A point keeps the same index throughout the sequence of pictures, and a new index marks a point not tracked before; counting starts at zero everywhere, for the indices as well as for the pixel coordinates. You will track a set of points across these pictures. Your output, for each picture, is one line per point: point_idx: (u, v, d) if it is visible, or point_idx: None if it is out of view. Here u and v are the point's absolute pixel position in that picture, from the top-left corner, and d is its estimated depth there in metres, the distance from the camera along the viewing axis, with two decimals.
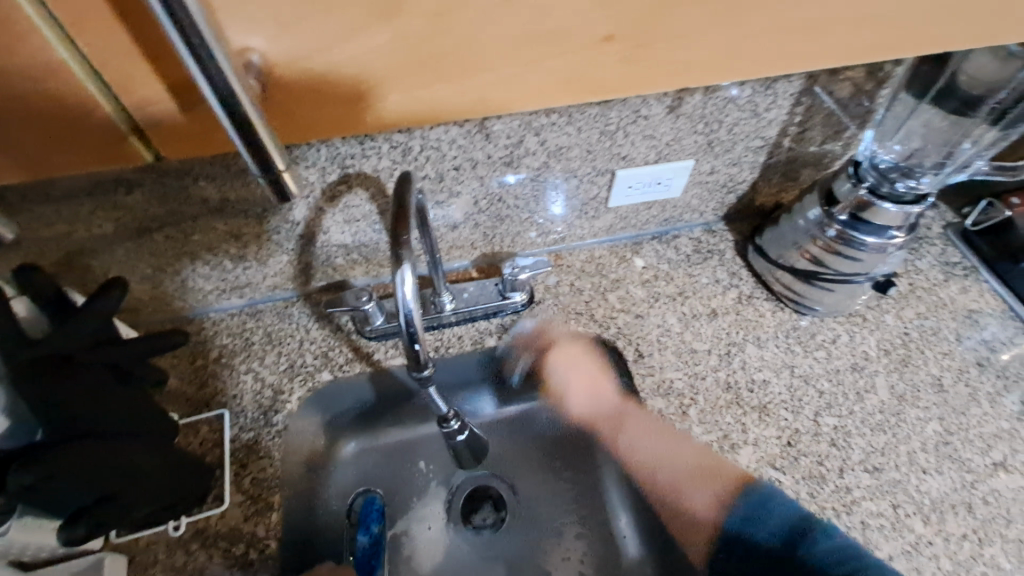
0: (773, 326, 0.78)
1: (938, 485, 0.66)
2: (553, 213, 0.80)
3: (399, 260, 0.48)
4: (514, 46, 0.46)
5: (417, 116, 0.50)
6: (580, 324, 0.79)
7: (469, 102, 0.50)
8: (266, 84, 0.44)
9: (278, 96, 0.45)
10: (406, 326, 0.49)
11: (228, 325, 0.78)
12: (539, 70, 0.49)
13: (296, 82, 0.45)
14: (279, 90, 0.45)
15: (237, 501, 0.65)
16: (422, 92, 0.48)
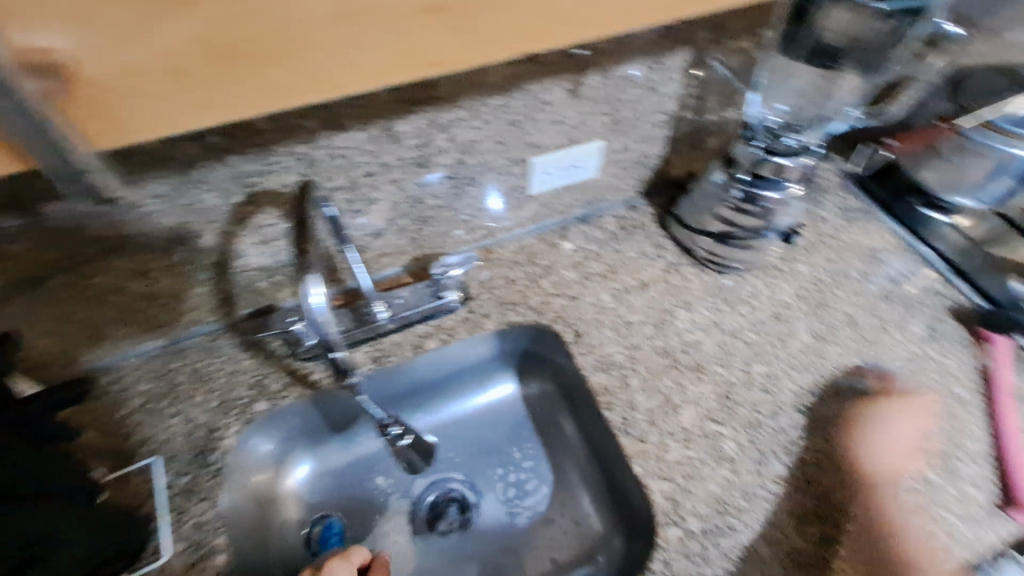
0: (699, 289, 0.82)
1: (862, 413, 0.71)
2: (494, 209, 0.82)
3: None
4: (340, 18, 0.32)
5: (238, 107, 0.33)
6: (518, 314, 0.80)
7: (311, 79, 0.34)
8: (67, 88, 0.30)
9: (87, 100, 0.30)
10: None
11: (149, 369, 0.74)
12: (377, 46, 0.34)
13: (100, 81, 0.30)
14: (85, 91, 0.30)
15: (180, 550, 0.62)
16: (245, 87, 0.33)
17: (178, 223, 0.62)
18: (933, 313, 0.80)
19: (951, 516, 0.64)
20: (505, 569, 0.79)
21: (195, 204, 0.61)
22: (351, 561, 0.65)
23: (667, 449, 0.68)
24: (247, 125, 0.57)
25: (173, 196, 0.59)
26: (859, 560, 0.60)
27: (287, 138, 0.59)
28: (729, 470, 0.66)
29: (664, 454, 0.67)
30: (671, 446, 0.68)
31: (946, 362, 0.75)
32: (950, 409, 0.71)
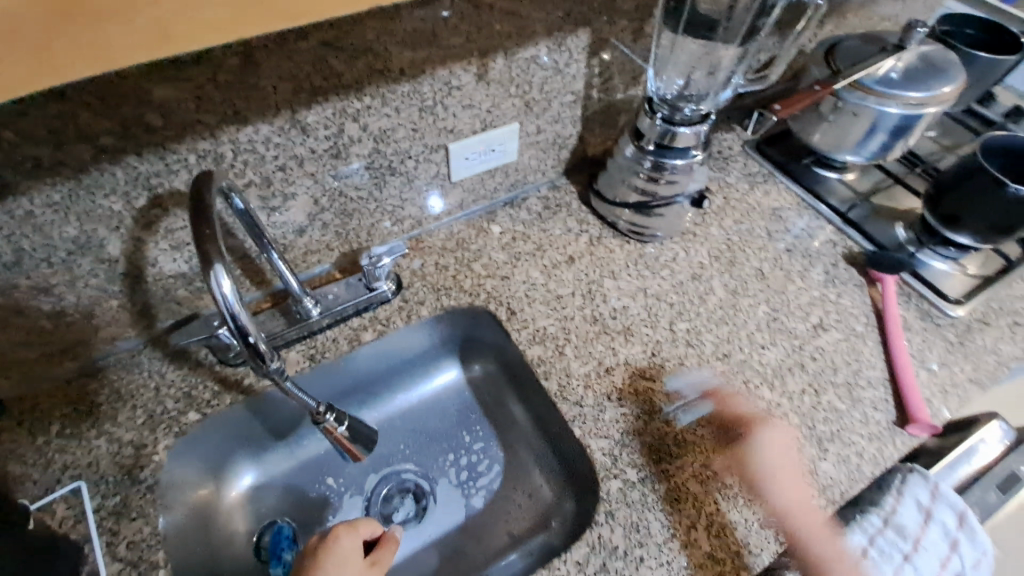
0: (623, 258, 0.87)
1: (775, 355, 0.77)
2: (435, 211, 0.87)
3: (209, 261, 0.46)
4: None
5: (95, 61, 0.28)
6: (452, 298, 0.82)
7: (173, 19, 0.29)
8: None
9: None
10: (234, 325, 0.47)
11: (66, 394, 0.70)
12: None
13: None
14: None
15: (115, 571, 0.59)
16: (88, 39, 0.28)
17: (79, 233, 0.60)
18: (830, 260, 0.88)
19: (858, 436, 0.70)
20: (463, 549, 0.80)
21: (96, 211, 0.59)
22: (359, 532, 0.65)
23: (603, 409, 0.71)
24: (142, 124, 0.55)
25: (69, 204, 0.57)
26: None
27: (188, 136, 0.58)
28: (660, 421, 0.70)
29: (600, 414, 0.71)
30: (606, 405, 0.71)
31: (844, 302, 0.83)
32: (850, 343, 0.79)
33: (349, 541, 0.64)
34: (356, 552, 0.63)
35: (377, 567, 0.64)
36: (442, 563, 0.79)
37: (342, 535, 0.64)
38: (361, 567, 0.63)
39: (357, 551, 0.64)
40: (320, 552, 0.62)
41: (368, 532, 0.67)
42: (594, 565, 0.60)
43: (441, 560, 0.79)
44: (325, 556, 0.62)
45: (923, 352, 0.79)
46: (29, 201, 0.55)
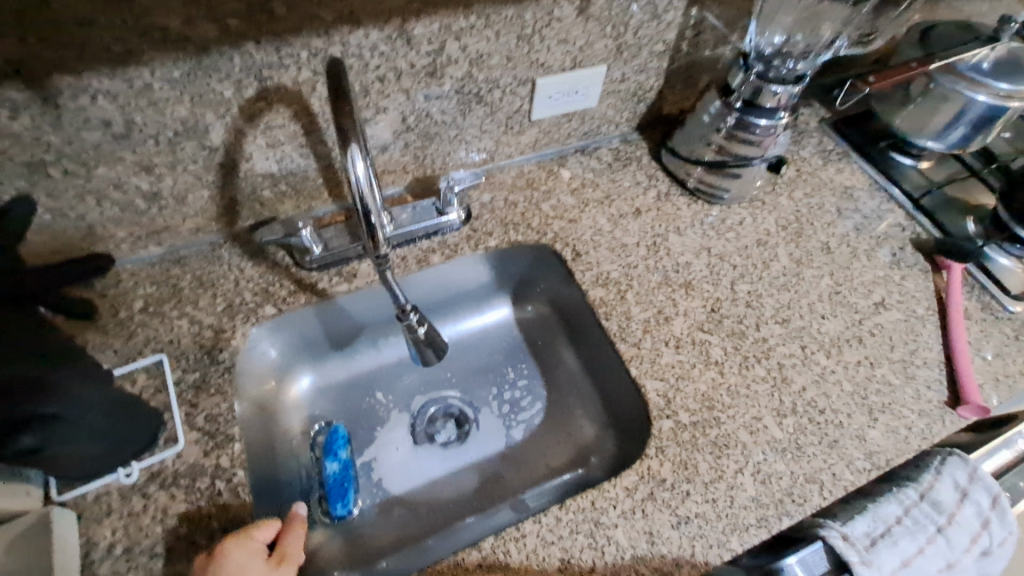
0: (690, 217, 0.87)
1: (834, 325, 0.77)
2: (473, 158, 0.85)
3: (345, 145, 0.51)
4: None
5: None
6: (519, 234, 0.83)
7: None
8: None
9: None
10: (360, 207, 0.54)
11: (152, 275, 0.73)
12: None
13: None
14: None
15: (193, 439, 0.62)
16: None
17: (187, 114, 0.63)
18: (897, 243, 0.88)
19: (908, 410, 0.71)
20: (502, 475, 0.83)
21: (208, 94, 0.62)
22: (252, 543, 0.54)
23: (659, 353, 0.73)
24: (263, 11, 0.57)
25: (185, 83, 0.60)
26: (829, 446, 0.68)
27: (304, 30, 0.60)
28: (715, 371, 0.72)
29: (656, 358, 0.72)
30: (664, 350, 0.73)
31: (907, 285, 0.83)
32: (910, 324, 0.79)
33: (244, 560, 0.52)
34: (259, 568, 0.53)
35: (287, 563, 0.55)
36: (481, 484, 0.82)
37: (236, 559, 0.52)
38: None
39: (256, 563, 0.53)
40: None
41: (266, 536, 0.55)
42: (642, 492, 0.62)
43: (480, 482, 0.82)
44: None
45: (982, 341, 0.79)
46: (151, 74, 0.58)
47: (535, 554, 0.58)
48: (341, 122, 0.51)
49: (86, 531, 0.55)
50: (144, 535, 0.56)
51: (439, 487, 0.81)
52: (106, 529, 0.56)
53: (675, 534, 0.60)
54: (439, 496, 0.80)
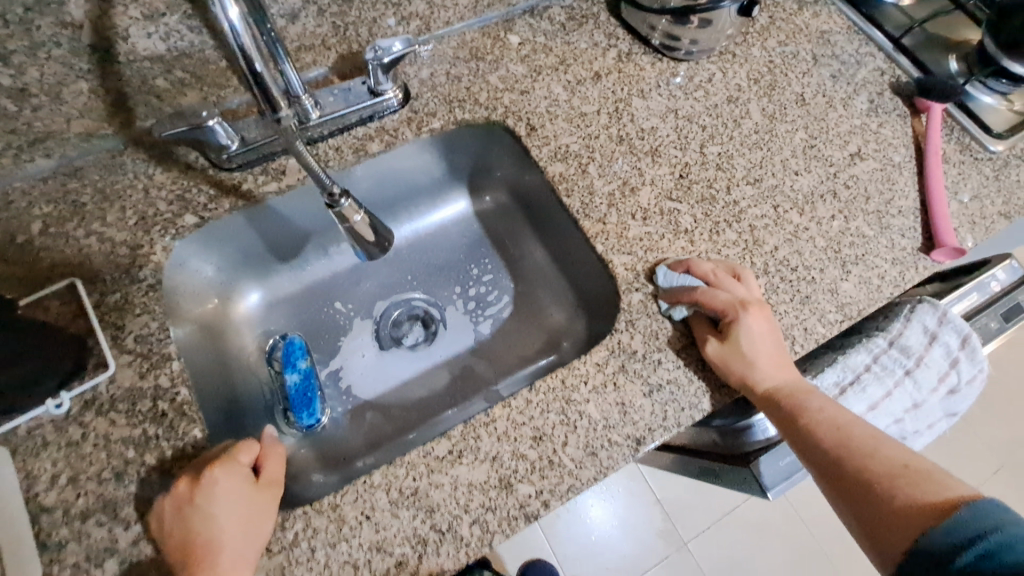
0: (654, 77, 0.79)
1: (808, 181, 0.73)
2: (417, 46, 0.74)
3: None
4: None
5: None
6: (467, 111, 0.74)
7: None
8: None
9: None
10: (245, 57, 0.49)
11: (46, 192, 0.63)
12: None
13: None
14: None
15: (126, 362, 0.56)
16: None
17: None
18: (876, 89, 0.81)
19: (882, 260, 0.69)
20: (474, 370, 0.81)
21: None
22: (237, 463, 0.52)
23: (626, 227, 0.68)
24: None
25: None
26: (802, 302, 0.66)
27: None
28: (685, 240, 0.68)
29: (624, 232, 0.67)
30: (631, 223, 0.68)
31: (885, 132, 0.78)
32: (886, 173, 0.75)
33: (231, 482, 0.50)
34: (246, 489, 0.51)
35: (274, 484, 0.53)
36: (454, 382, 0.80)
37: (222, 481, 0.50)
38: (255, 494, 0.51)
39: (243, 484, 0.51)
40: (198, 513, 0.48)
41: (251, 459, 0.53)
42: (614, 366, 0.60)
43: (452, 379, 0.80)
44: (204, 516, 0.48)
45: (957, 184, 0.75)
46: None
47: (508, 437, 0.56)
48: None
49: (23, 467, 0.51)
50: (89, 463, 0.52)
51: (411, 388, 0.79)
52: (45, 462, 0.52)
53: (648, 402, 0.59)
54: (412, 396, 0.78)
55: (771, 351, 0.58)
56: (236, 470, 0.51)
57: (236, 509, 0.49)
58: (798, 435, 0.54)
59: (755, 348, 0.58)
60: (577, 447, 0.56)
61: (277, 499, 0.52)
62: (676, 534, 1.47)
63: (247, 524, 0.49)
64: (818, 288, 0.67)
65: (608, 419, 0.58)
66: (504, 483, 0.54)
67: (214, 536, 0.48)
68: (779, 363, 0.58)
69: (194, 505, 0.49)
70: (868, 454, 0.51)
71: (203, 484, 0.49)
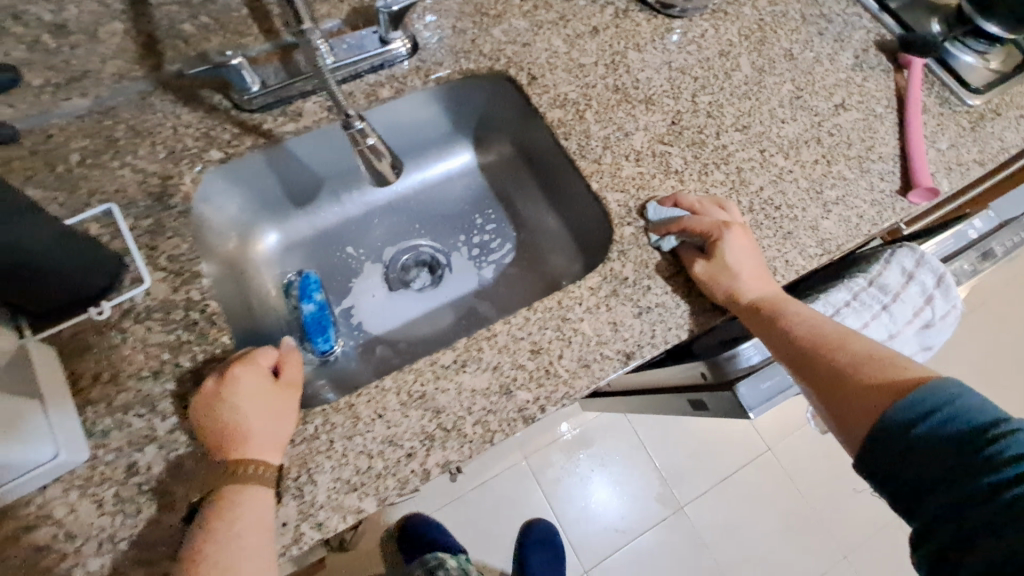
0: (649, 33, 0.83)
1: (794, 129, 0.77)
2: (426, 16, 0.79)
3: None
4: None
5: None
6: (472, 62, 0.78)
7: None
8: None
9: None
10: None
11: (82, 128, 0.68)
12: None
13: None
14: None
15: (160, 278, 0.62)
16: None
17: None
18: (861, 46, 0.85)
19: (861, 202, 0.74)
20: (477, 310, 0.86)
21: None
22: (259, 366, 0.57)
23: (621, 167, 0.72)
24: None
25: None
26: (784, 237, 0.70)
27: None
28: (675, 180, 0.72)
29: (618, 172, 0.72)
30: (625, 164, 0.73)
31: (868, 85, 0.82)
32: (868, 122, 0.79)
33: (253, 378, 0.55)
34: (268, 387, 0.55)
35: (294, 386, 0.57)
36: (459, 320, 0.85)
37: (245, 377, 0.55)
38: (276, 392, 0.56)
39: (264, 381, 0.56)
40: (226, 406, 0.53)
41: (270, 362, 0.58)
42: (606, 290, 0.65)
43: (457, 318, 0.85)
44: (232, 410, 0.53)
45: (935, 134, 0.80)
46: None
47: (508, 349, 0.61)
48: None
49: (69, 365, 0.57)
50: (129, 363, 0.57)
51: (419, 325, 0.84)
52: (88, 362, 0.57)
53: (638, 321, 0.64)
54: (420, 333, 0.83)
55: (754, 266, 0.63)
56: (258, 371, 0.56)
57: (259, 404, 0.54)
58: (777, 332, 0.59)
59: (739, 262, 0.63)
60: (571, 359, 0.61)
61: (297, 398, 0.57)
62: (671, 495, 1.52)
63: (271, 417, 0.54)
64: (800, 225, 0.71)
65: (599, 337, 0.63)
66: (504, 389, 0.59)
67: (242, 423, 0.53)
68: (761, 277, 0.63)
69: (221, 399, 0.53)
70: (839, 347, 0.56)
71: (229, 382, 0.54)
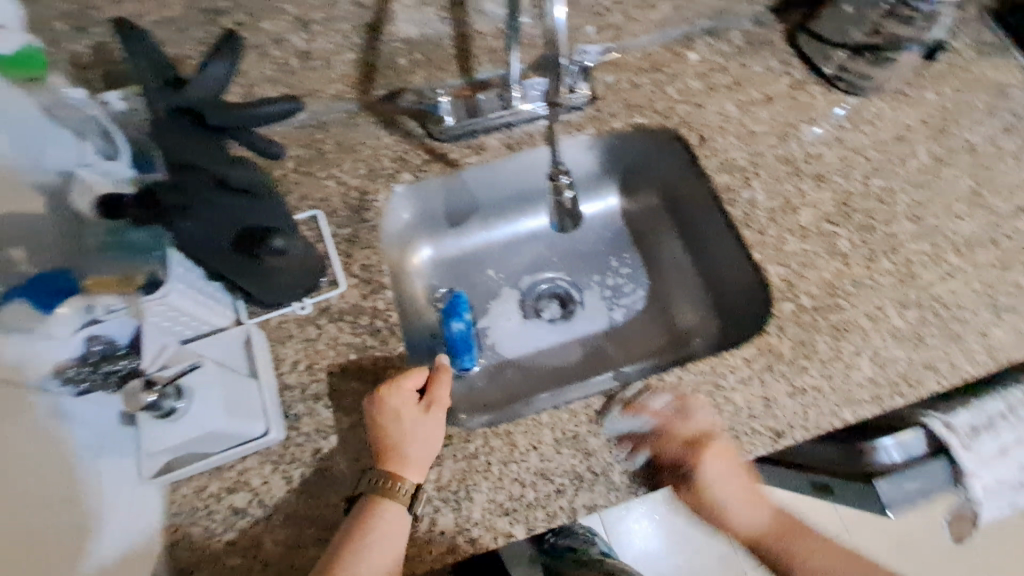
0: (824, 107, 0.83)
1: (970, 226, 0.75)
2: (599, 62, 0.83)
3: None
4: None
5: None
6: (644, 116, 0.81)
7: None
8: None
9: None
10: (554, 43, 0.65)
11: (298, 138, 0.77)
12: None
13: None
14: None
15: (352, 284, 0.69)
16: None
17: None
18: None
19: None
20: (605, 349, 0.88)
21: None
22: (404, 389, 0.60)
23: (785, 241, 0.73)
24: None
25: None
26: (950, 338, 0.68)
27: None
28: (840, 262, 0.72)
29: (782, 246, 0.73)
30: (789, 238, 0.73)
31: None
32: None
33: (404, 403, 0.59)
34: (412, 409, 0.59)
35: (436, 407, 0.60)
36: (586, 357, 0.88)
37: (396, 401, 0.59)
38: (421, 415, 0.59)
39: (411, 404, 0.60)
40: (377, 428, 0.58)
41: (415, 383, 0.61)
42: (761, 363, 0.66)
43: (585, 354, 0.88)
44: (383, 433, 0.58)
45: None
46: None
47: (660, 405, 0.63)
48: None
49: (273, 351, 0.64)
50: (322, 356, 0.65)
51: (548, 356, 0.88)
52: (289, 350, 0.65)
53: (790, 400, 0.64)
54: (548, 363, 0.87)
55: (739, 493, 0.65)
56: (404, 394, 0.60)
57: (404, 429, 0.58)
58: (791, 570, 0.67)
59: (722, 488, 0.64)
60: (721, 427, 0.63)
61: (439, 419, 0.60)
62: None
63: (416, 440, 0.58)
64: (970, 328, 0.69)
65: (752, 408, 0.64)
66: (653, 444, 0.62)
67: (399, 443, 0.57)
68: (746, 507, 0.66)
69: (375, 423, 0.58)
70: (809, 546, 0.68)
71: (380, 405, 0.59)
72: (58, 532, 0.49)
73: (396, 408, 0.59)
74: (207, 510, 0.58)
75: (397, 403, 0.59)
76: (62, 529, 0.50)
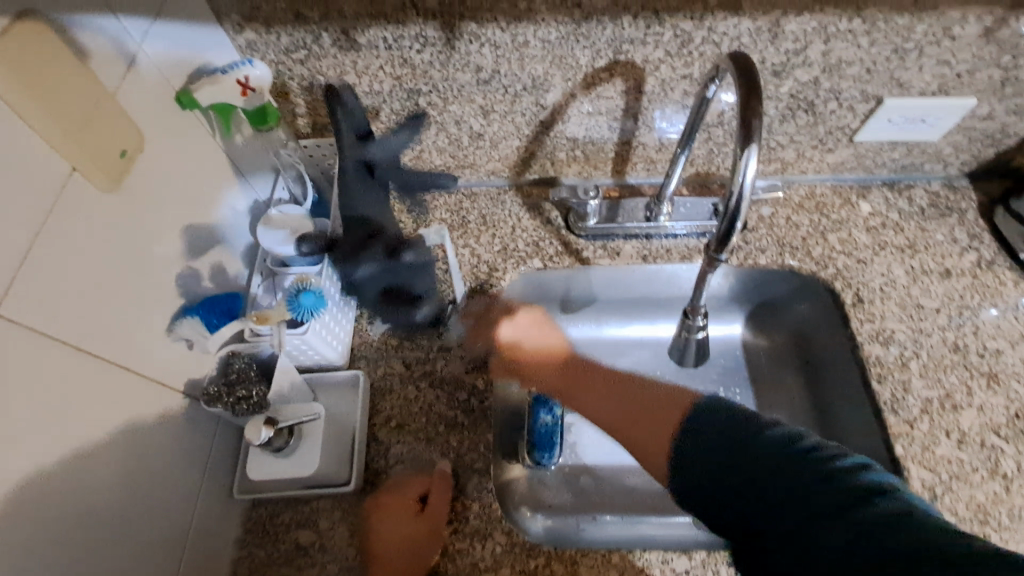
0: (1014, 297, 0.73)
1: None
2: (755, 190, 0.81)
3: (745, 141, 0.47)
4: None
5: None
6: (795, 259, 0.76)
7: None
8: None
9: None
10: (733, 212, 0.49)
11: (448, 203, 0.82)
12: None
13: None
14: None
15: (459, 355, 0.71)
16: None
17: (540, 74, 0.67)
18: None
19: None
20: None
21: (567, 58, 0.65)
22: (403, 498, 0.61)
23: (935, 442, 0.63)
24: None
25: (556, 45, 0.63)
26: None
27: (683, 11, 0.59)
28: (1001, 486, 0.61)
29: (930, 446, 0.63)
30: (942, 440, 0.64)
31: None
32: None
33: (394, 511, 0.60)
34: (409, 521, 0.59)
35: (433, 521, 0.60)
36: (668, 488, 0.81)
37: (389, 510, 0.60)
38: (416, 529, 0.59)
39: (407, 513, 0.60)
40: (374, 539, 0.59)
41: (416, 494, 0.62)
42: None
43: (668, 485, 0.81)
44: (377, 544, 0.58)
45: None
46: (534, 32, 0.62)
47: None
48: (743, 116, 0.47)
49: (372, 400, 0.67)
50: (413, 418, 0.66)
51: (628, 473, 0.82)
52: (386, 405, 0.67)
53: None
54: (626, 482, 0.81)
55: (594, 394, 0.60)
56: (403, 502, 0.61)
57: (398, 539, 0.58)
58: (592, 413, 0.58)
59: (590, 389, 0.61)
60: None
61: (433, 533, 0.59)
62: None
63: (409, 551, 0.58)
64: None
65: None
66: None
67: (383, 548, 0.58)
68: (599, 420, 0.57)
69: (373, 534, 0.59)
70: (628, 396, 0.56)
71: (379, 512, 0.60)
72: (184, 523, 0.54)
73: (392, 520, 0.60)
74: (275, 537, 0.60)
75: (394, 515, 0.60)
76: (190, 518, 0.54)
